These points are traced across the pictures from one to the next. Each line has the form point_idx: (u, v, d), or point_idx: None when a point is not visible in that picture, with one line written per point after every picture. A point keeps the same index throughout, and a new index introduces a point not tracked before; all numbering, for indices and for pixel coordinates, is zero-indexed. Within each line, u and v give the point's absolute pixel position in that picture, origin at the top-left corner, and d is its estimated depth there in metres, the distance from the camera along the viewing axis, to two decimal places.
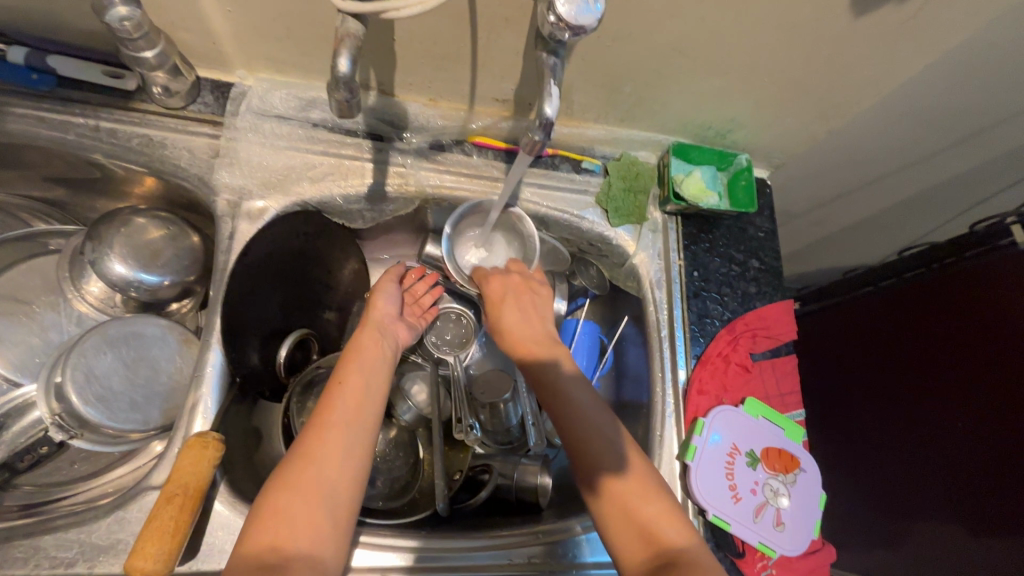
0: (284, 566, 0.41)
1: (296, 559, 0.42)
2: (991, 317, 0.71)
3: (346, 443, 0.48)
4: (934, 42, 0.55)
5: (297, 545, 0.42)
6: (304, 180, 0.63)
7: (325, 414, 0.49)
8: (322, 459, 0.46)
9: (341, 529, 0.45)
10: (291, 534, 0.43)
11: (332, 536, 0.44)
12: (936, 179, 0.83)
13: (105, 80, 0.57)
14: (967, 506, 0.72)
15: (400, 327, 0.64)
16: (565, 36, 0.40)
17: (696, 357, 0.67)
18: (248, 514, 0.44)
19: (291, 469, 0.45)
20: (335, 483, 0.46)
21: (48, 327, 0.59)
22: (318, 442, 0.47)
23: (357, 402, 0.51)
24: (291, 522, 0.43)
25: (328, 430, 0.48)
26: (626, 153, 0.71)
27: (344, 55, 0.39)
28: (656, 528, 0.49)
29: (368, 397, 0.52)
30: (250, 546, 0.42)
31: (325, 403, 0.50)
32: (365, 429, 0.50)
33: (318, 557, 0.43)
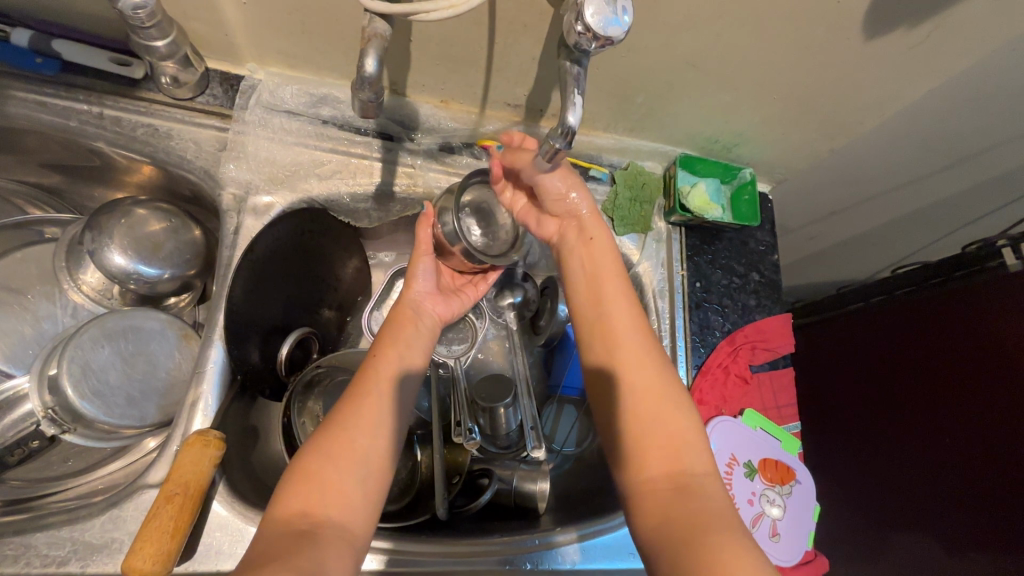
0: (316, 530, 0.41)
1: (326, 526, 0.42)
2: (979, 340, 0.73)
3: (383, 418, 0.49)
4: (938, 68, 0.56)
5: (328, 511, 0.42)
6: (313, 177, 0.62)
7: (360, 385, 0.50)
8: (357, 427, 0.47)
9: (371, 499, 0.45)
10: (324, 499, 0.43)
11: (365, 506, 0.45)
12: (929, 199, 0.86)
13: (112, 68, 0.56)
14: (955, 523, 0.73)
15: (435, 302, 0.62)
16: (591, 47, 0.40)
17: (696, 367, 0.68)
18: (279, 481, 0.44)
19: (327, 436, 0.46)
20: (369, 452, 0.46)
21: (42, 317, 0.57)
22: (353, 410, 0.48)
23: (393, 375, 0.52)
24: (324, 488, 0.43)
25: (364, 401, 0.49)
26: (633, 162, 0.72)
27: (370, 56, 0.38)
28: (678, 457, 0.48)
29: (402, 374, 0.53)
30: (280, 510, 0.42)
31: (361, 378, 0.51)
32: (398, 406, 0.51)
33: (348, 526, 0.43)
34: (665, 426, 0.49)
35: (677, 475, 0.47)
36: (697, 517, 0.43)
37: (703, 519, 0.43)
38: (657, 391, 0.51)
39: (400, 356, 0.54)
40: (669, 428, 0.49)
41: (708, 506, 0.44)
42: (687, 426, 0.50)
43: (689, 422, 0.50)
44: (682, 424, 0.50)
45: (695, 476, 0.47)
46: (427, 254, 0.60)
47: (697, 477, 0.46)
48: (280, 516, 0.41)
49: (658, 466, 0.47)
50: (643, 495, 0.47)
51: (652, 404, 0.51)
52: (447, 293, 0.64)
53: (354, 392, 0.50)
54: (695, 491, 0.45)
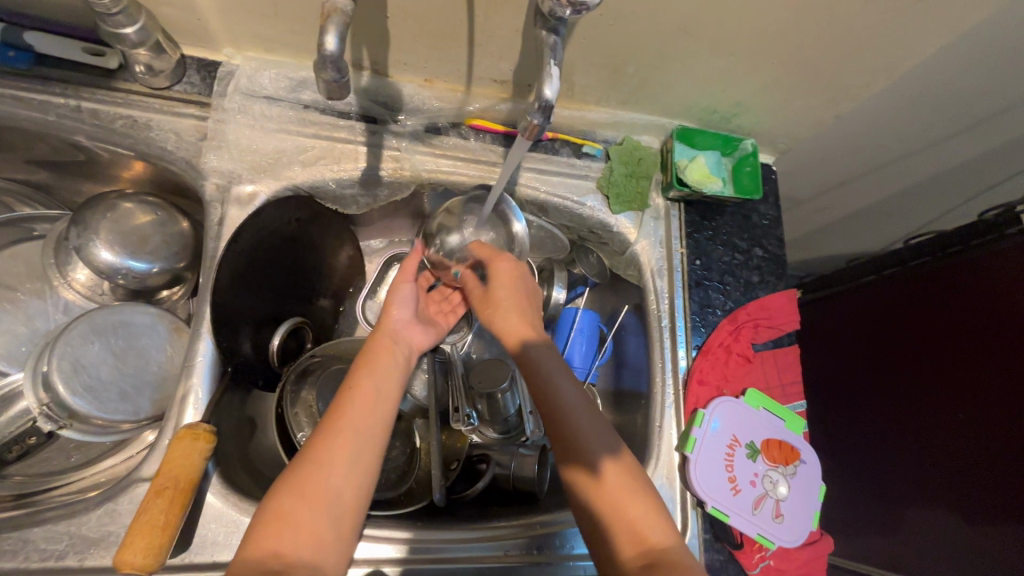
0: (288, 571, 0.41)
1: (298, 565, 0.41)
2: (991, 309, 0.71)
3: (357, 454, 0.47)
4: (951, 22, 0.52)
5: (301, 551, 0.42)
6: (296, 164, 0.61)
7: (336, 420, 0.48)
8: (333, 465, 0.46)
9: (345, 535, 0.45)
10: (297, 540, 0.42)
11: (337, 542, 0.44)
12: (944, 165, 0.81)
13: (85, 58, 0.55)
14: (971, 499, 0.71)
15: (415, 331, 0.61)
16: (566, 13, 0.38)
17: (696, 348, 0.66)
18: (252, 517, 0.44)
19: (300, 475, 0.45)
20: (343, 494, 0.45)
21: (34, 315, 0.57)
22: (328, 448, 0.46)
23: (366, 412, 0.50)
24: (298, 529, 0.43)
25: (338, 439, 0.47)
26: (629, 137, 0.69)
27: (331, 33, 0.37)
28: (644, 533, 0.48)
29: (379, 407, 0.51)
30: (252, 550, 0.41)
31: (338, 409, 0.49)
32: (376, 444, 0.49)
33: (321, 564, 0.43)
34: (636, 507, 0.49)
35: (647, 551, 0.47)
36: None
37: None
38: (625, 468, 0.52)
39: (377, 389, 0.52)
40: (635, 500, 0.50)
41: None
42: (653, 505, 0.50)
43: (648, 499, 0.50)
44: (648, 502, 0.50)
45: (664, 551, 0.47)
46: (406, 279, 0.62)
47: (669, 554, 0.47)
48: (249, 559, 0.40)
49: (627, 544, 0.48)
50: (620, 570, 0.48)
51: (626, 483, 0.51)
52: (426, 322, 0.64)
53: (330, 427, 0.48)
54: (665, 567, 0.46)
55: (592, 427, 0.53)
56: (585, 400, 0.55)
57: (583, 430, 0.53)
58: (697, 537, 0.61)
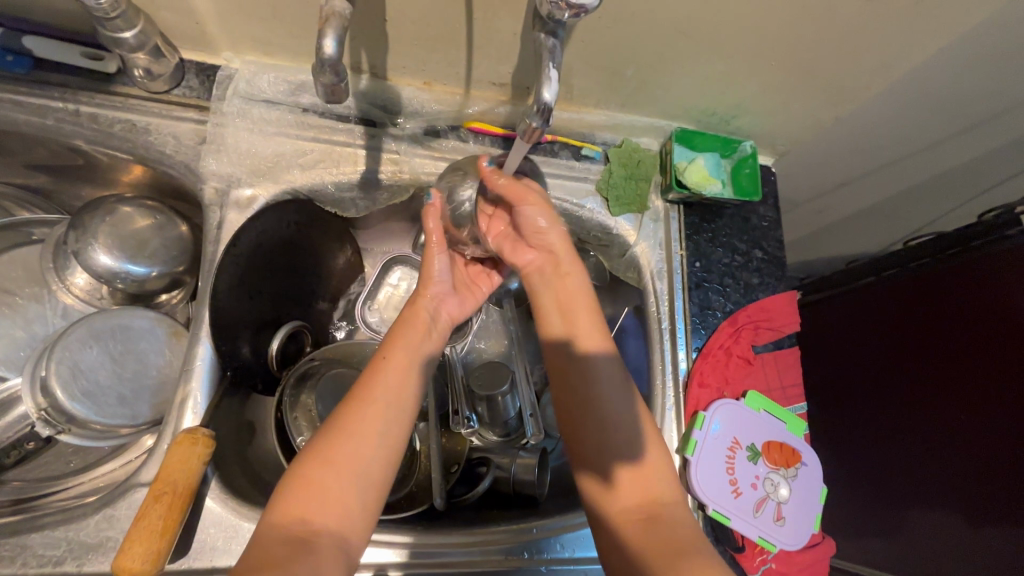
0: (312, 538, 0.41)
1: (324, 534, 0.42)
2: (994, 313, 0.71)
3: (386, 424, 0.47)
4: (950, 24, 0.53)
5: (326, 520, 0.42)
6: (295, 168, 0.61)
7: (368, 390, 0.48)
8: (362, 435, 0.46)
9: (371, 505, 0.45)
10: (322, 508, 0.42)
11: (363, 514, 0.44)
12: (943, 166, 0.81)
13: (83, 62, 0.55)
14: (976, 496, 0.71)
15: (451, 302, 0.59)
16: (565, 16, 0.38)
17: (696, 350, 0.66)
18: (279, 484, 0.44)
19: (330, 443, 0.45)
20: (371, 462, 0.45)
21: (32, 319, 0.57)
22: (358, 418, 0.47)
23: (398, 382, 0.50)
24: (324, 495, 0.43)
25: (369, 409, 0.47)
26: (628, 139, 0.69)
27: (330, 36, 0.37)
28: (652, 489, 0.49)
29: (410, 378, 0.51)
30: (279, 516, 0.42)
31: (370, 380, 0.49)
32: (406, 412, 0.49)
33: (346, 534, 0.43)
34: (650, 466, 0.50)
35: (650, 509, 0.48)
36: (673, 545, 0.45)
37: (680, 557, 0.44)
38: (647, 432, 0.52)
39: (409, 361, 0.52)
40: (652, 465, 0.50)
41: (681, 538, 0.46)
42: (667, 468, 0.51)
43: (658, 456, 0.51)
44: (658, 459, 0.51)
45: (665, 504, 0.49)
46: (439, 247, 0.57)
47: (668, 508, 0.48)
48: (276, 523, 0.41)
49: (625, 496, 0.49)
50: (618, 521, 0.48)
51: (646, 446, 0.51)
52: (463, 290, 0.62)
53: (360, 398, 0.48)
54: (667, 520, 0.47)
55: (606, 390, 0.53)
56: (610, 364, 0.54)
57: (598, 401, 0.52)
58: None
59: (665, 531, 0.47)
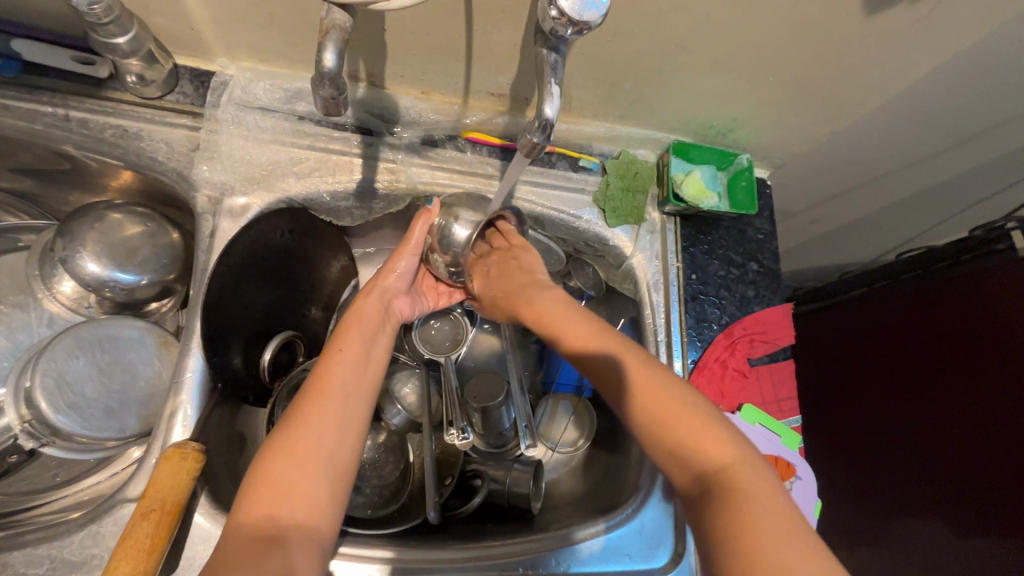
0: (282, 536, 0.39)
1: (289, 529, 0.40)
2: (994, 337, 0.70)
3: (346, 415, 0.46)
4: (944, 43, 0.53)
5: (292, 514, 0.40)
6: (290, 176, 0.60)
7: (325, 382, 0.47)
8: (322, 426, 0.44)
9: (337, 498, 0.43)
10: (287, 502, 0.41)
11: (330, 507, 0.42)
12: (934, 179, 0.82)
13: (75, 67, 0.53)
14: (963, 509, 0.71)
15: (404, 301, 0.60)
16: (567, 32, 0.38)
17: (692, 363, 0.65)
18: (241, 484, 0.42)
19: (289, 436, 0.43)
20: (334, 453, 0.44)
21: (17, 328, 0.56)
22: (317, 409, 0.45)
23: (354, 374, 0.48)
24: (287, 487, 0.41)
25: (325, 401, 0.45)
26: (625, 151, 0.69)
27: (329, 49, 0.36)
28: (705, 454, 0.42)
29: (368, 365, 0.50)
30: (244, 514, 0.40)
31: (321, 372, 0.47)
32: (366, 400, 0.48)
33: (314, 527, 0.41)
34: (680, 429, 0.43)
35: (701, 475, 0.41)
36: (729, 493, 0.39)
37: (740, 510, 0.38)
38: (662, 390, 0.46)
39: (363, 352, 0.50)
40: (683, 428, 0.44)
41: (746, 491, 0.39)
42: (713, 422, 0.44)
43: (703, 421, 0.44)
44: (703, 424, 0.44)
45: (727, 472, 0.41)
46: (414, 250, 0.59)
47: (729, 474, 0.40)
48: (241, 521, 0.39)
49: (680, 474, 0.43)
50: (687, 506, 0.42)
51: (662, 403, 0.45)
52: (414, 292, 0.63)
53: (317, 390, 0.46)
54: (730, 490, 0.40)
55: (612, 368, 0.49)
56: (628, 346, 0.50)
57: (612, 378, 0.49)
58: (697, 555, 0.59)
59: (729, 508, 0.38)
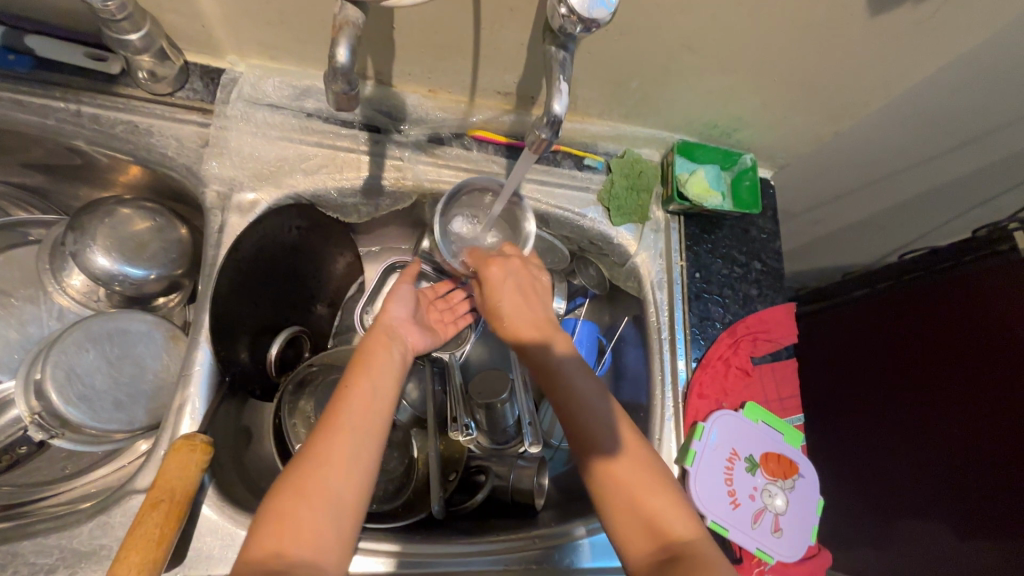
0: (288, 572, 0.40)
1: (300, 566, 0.41)
2: (999, 337, 0.70)
3: (356, 451, 0.46)
4: (947, 44, 0.54)
5: (302, 552, 0.41)
6: (298, 172, 0.60)
7: (335, 419, 0.47)
8: (331, 465, 0.44)
9: (347, 534, 0.44)
10: (297, 540, 0.41)
11: (339, 543, 0.43)
12: (937, 181, 0.83)
13: (87, 63, 0.54)
14: (966, 513, 0.71)
15: (411, 331, 0.58)
16: (576, 30, 0.38)
17: (696, 360, 0.66)
18: (253, 518, 0.43)
19: (300, 475, 0.44)
20: (343, 490, 0.44)
21: (27, 321, 0.57)
22: (327, 448, 0.45)
23: (364, 409, 0.48)
24: (297, 529, 0.42)
25: (335, 438, 0.46)
26: (630, 150, 0.69)
27: (342, 45, 0.37)
28: (669, 528, 0.48)
29: (378, 401, 0.49)
30: (255, 550, 0.41)
31: (334, 410, 0.48)
32: (375, 437, 0.48)
33: (323, 563, 0.42)
34: (657, 500, 0.48)
35: (667, 543, 0.47)
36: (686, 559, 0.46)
37: None
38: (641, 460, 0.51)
39: (373, 386, 0.50)
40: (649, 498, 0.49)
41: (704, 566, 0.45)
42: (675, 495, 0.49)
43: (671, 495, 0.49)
44: (670, 497, 0.49)
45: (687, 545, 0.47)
46: (406, 281, 0.60)
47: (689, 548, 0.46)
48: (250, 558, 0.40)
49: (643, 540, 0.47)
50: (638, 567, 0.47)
51: (636, 479, 0.49)
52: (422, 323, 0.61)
53: (328, 426, 0.47)
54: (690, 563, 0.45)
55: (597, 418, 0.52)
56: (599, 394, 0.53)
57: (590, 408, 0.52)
58: None
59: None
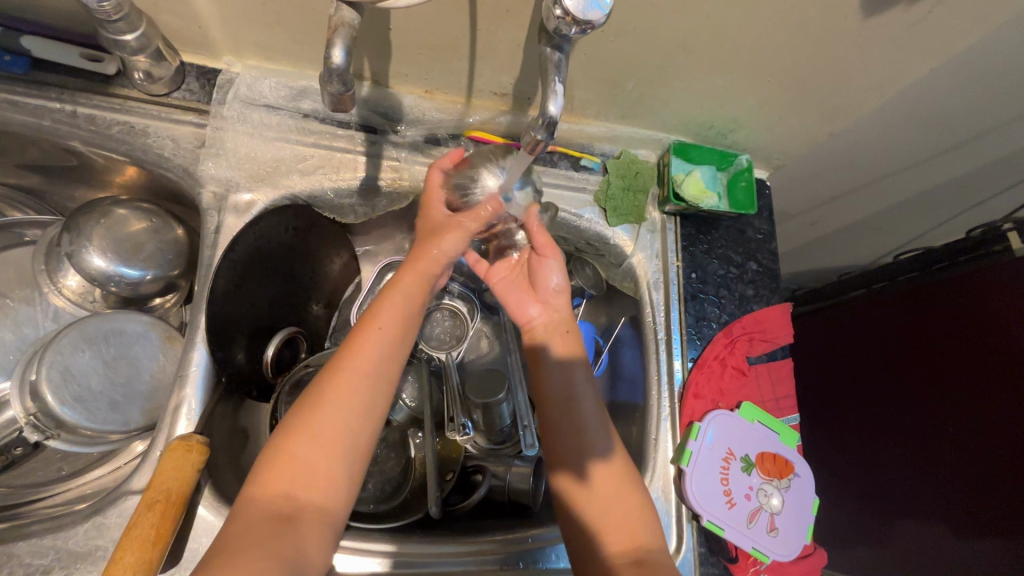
0: (295, 516, 0.40)
1: (306, 509, 0.41)
2: (994, 336, 0.70)
3: (372, 397, 0.45)
4: (941, 46, 0.54)
5: (309, 496, 0.41)
6: (295, 173, 0.60)
7: (354, 360, 0.46)
8: (345, 410, 0.44)
9: (354, 480, 0.44)
10: (306, 483, 0.41)
11: (346, 489, 0.43)
12: (932, 181, 0.83)
13: (83, 63, 0.54)
14: (961, 509, 0.72)
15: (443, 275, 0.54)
16: (571, 31, 0.38)
17: (691, 361, 0.66)
18: (260, 455, 0.43)
19: (314, 417, 0.43)
20: (355, 437, 0.44)
21: (22, 322, 0.56)
22: (342, 390, 0.44)
23: (387, 353, 0.47)
24: (307, 470, 0.42)
25: (355, 382, 0.45)
26: (626, 151, 0.70)
27: (338, 46, 0.37)
28: (638, 533, 0.51)
29: (400, 345, 0.48)
30: (261, 491, 0.41)
31: (354, 351, 0.46)
32: (392, 386, 0.47)
33: (329, 508, 0.42)
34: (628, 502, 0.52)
35: (635, 546, 0.50)
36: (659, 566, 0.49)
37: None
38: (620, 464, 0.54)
39: (399, 332, 0.48)
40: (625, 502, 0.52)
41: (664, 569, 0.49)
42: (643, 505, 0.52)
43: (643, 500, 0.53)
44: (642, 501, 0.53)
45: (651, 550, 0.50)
46: (473, 224, 0.51)
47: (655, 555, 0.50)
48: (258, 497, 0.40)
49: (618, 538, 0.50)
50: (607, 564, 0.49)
51: (619, 481, 0.53)
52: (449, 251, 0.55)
53: (344, 371, 0.45)
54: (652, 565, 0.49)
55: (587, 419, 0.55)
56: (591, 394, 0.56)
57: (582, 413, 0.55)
58: (692, 550, 0.60)
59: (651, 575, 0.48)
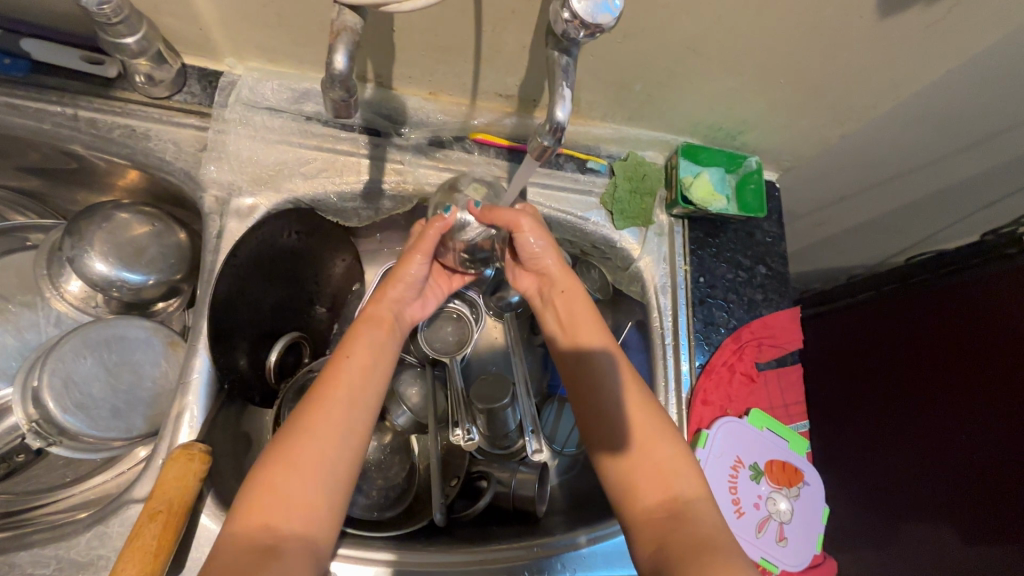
0: (278, 546, 0.39)
1: (287, 540, 0.39)
2: (1004, 340, 0.69)
3: (349, 423, 0.45)
4: (957, 47, 0.53)
5: (290, 525, 0.40)
6: (297, 177, 0.60)
7: (330, 388, 0.45)
8: (323, 437, 0.43)
9: (336, 508, 0.43)
10: (287, 512, 0.40)
11: (327, 517, 0.42)
12: (945, 183, 0.81)
13: (82, 66, 0.53)
14: (974, 516, 0.70)
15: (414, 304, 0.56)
16: (579, 35, 0.37)
17: (700, 366, 0.65)
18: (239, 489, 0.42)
19: (292, 445, 0.42)
20: (336, 464, 0.43)
21: (25, 327, 0.56)
22: (321, 417, 0.44)
23: (362, 380, 0.47)
24: (286, 499, 0.40)
25: (330, 410, 0.44)
26: (633, 153, 0.68)
27: (341, 51, 0.36)
28: (671, 485, 0.46)
29: (376, 374, 0.48)
30: (241, 524, 0.39)
31: (329, 380, 0.46)
32: (371, 412, 0.47)
33: (312, 538, 0.41)
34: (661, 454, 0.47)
35: (669, 502, 0.45)
36: (692, 544, 0.41)
37: (691, 541, 0.41)
38: (642, 415, 0.49)
39: (373, 359, 0.48)
40: (660, 458, 0.47)
41: (705, 526, 0.43)
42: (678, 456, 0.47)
43: (678, 450, 0.48)
44: (677, 452, 0.47)
45: (687, 503, 0.44)
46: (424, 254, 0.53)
47: (692, 506, 0.44)
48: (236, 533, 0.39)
49: (647, 494, 0.45)
50: (642, 523, 0.45)
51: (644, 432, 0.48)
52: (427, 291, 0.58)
53: (323, 396, 0.45)
54: (688, 519, 0.43)
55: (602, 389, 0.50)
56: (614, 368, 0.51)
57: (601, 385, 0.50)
58: None
59: (690, 528, 0.42)
